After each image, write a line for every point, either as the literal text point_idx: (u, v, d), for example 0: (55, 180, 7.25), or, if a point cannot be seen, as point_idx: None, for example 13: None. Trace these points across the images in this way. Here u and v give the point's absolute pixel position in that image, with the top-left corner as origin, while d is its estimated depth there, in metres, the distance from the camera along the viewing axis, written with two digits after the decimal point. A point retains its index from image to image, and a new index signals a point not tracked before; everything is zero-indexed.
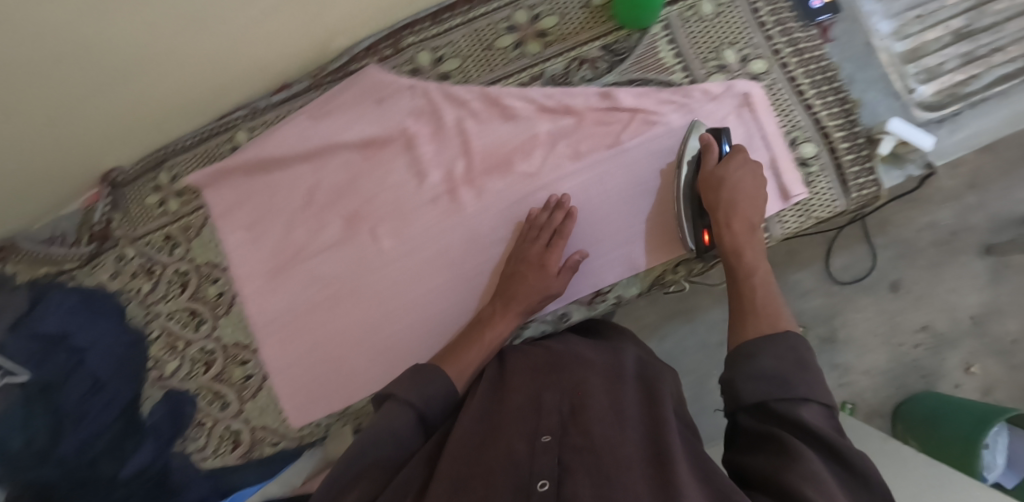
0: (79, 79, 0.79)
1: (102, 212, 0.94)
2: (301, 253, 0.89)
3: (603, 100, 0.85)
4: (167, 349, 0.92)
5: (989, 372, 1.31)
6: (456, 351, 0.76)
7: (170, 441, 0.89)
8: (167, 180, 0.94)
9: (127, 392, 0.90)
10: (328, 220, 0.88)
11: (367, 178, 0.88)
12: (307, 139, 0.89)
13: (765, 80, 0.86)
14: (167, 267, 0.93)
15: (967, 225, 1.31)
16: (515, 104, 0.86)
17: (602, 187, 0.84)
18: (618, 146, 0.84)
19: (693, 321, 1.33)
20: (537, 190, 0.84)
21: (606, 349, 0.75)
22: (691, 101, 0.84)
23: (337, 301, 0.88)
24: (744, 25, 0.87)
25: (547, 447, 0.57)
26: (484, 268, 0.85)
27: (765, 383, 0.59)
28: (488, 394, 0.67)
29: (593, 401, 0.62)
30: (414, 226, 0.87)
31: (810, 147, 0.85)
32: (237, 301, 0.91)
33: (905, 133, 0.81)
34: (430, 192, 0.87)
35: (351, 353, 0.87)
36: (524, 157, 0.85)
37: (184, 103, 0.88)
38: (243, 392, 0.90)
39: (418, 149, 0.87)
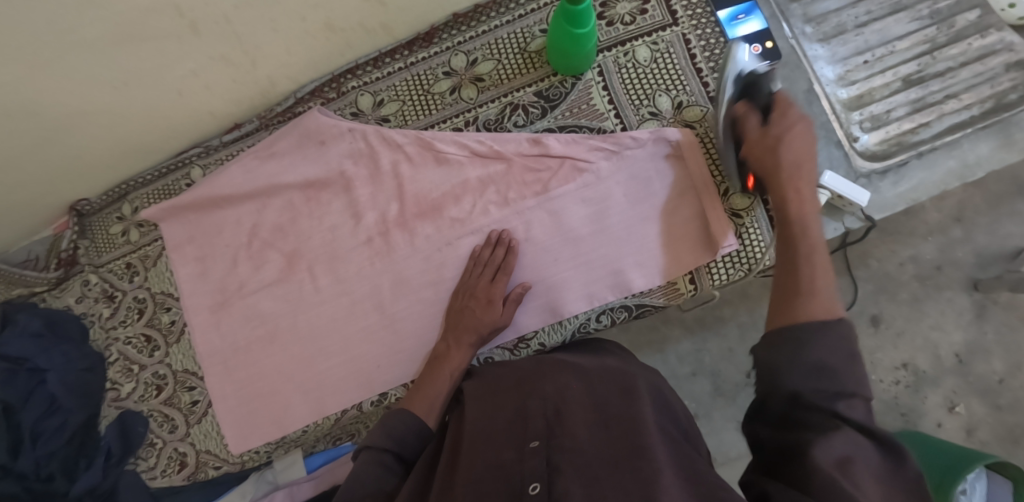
0: (25, 138, 0.84)
1: (69, 240, 1.01)
2: (242, 288, 0.94)
3: (534, 145, 0.85)
4: (123, 372, 0.98)
5: (974, 413, 1.18)
6: (421, 389, 0.75)
7: (121, 462, 0.95)
8: (129, 212, 1.00)
9: (83, 413, 0.95)
10: (268, 257, 0.93)
11: (305, 220, 0.92)
12: (251, 179, 0.92)
13: (698, 128, 0.85)
14: (126, 294, 0.99)
15: (952, 259, 1.20)
16: (448, 150, 0.87)
17: (529, 232, 0.85)
18: (546, 194, 0.84)
19: (663, 352, 1.29)
20: (466, 235, 0.86)
21: (592, 356, 0.74)
22: (623, 148, 0.83)
23: (276, 336, 0.92)
24: (680, 72, 0.86)
25: (536, 451, 0.55)
26: (412, 309, 0.87)
27: (811, 372, 0.54)
28: (475, 409, 0.66)
29: (576, 404, 0.61)
30: (348, 268, 0.90)
31: (742, 198, 0.83)
32: (187, 329, 0.96)
33: (837, 187, 0.80)
34: (365, 232, 0.90)
35: (288, 385, 0.91)
36: (455, 203, 0.87)
37: (141, 145, 0.94)
38: (190, 416, 0.95)
39: (355, 191, 0.90)
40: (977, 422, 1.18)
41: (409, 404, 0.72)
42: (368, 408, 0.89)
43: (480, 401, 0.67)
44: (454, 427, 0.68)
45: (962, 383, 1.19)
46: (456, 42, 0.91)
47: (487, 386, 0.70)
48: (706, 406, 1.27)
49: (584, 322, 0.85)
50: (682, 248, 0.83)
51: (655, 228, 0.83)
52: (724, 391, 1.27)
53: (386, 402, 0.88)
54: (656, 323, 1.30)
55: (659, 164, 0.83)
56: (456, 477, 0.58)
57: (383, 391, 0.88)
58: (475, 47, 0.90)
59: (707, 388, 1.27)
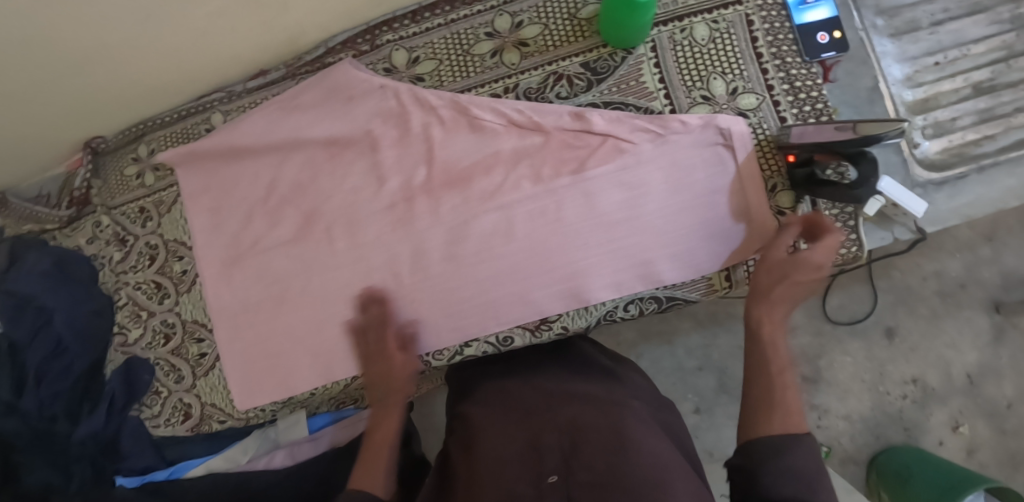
0: (44, 68, 0.81)
1: (82, 178, 0.98)
2: (255, 246, 0.90)
3: (576, 120, 0.80)
4: (132, 317, 0.96)
5: (977, 435, 1.18)
6: (367, 462, 0.67)
7: (125, 408, 0.94)
8: (144, 153, 0.96)
9: (89, 357, 0.95)
10: (285, 214, 0.89)
11: (325, 178, 0.88)
12: (271, 132, 0.88)
13: (752, 117, 0.80)
14: (138, 239, 0.96)
15: (977, 279, 1.20)
16: (484, 116, 0.82)
17: (559, 213, 0.81)
18: (581, 174, 0.80)
19: (672, 344, 1.42)
20: (492, 210, 0.82)
21: (601, 381, 0.73)
22: (668, 132, 0.78)
23: (283, 300, 0.89)
24: (739, 55, 0.80)
25: (555, 487, 0.56)
26: (432, 281, 0.84)
27: (787, 480, 0.58)
28: (485, 435, 0.65)
29: (591, 435, 0.61)
30: (367, 233, 0.86)
31: (787, 197, 0.79)
32: (198, 279, 0.93)
33: (896, 195, 0.74)
34: (387, 198, 0.86)
35: (293, 349, 0.89)
36: (484, 175, 0.83)
37: (161, 86, 0.91)
38: (197, 368, 0.93)
39: (380, 153, 0.86)
40: (978, 444, 1.18)
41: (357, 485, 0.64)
42: None
43: (488, 429, 0.66)
44: (461, 453, 0.67)
45: (970, 404, 1.19)
46: (502, 2, 0.85)
47: (494, 411, 0.69)
48: (708, 402, 1.42)
49: (611, 310, 0.81)
50: (718, 241, 0.79)
51: (689, 219, 0.79)
52: (728, 389, 1.43)
53: None
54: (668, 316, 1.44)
55: (704, 152, 0.79)
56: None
57: None
58: (522, 8, 0.85)
59: (711, 383, 1.43)
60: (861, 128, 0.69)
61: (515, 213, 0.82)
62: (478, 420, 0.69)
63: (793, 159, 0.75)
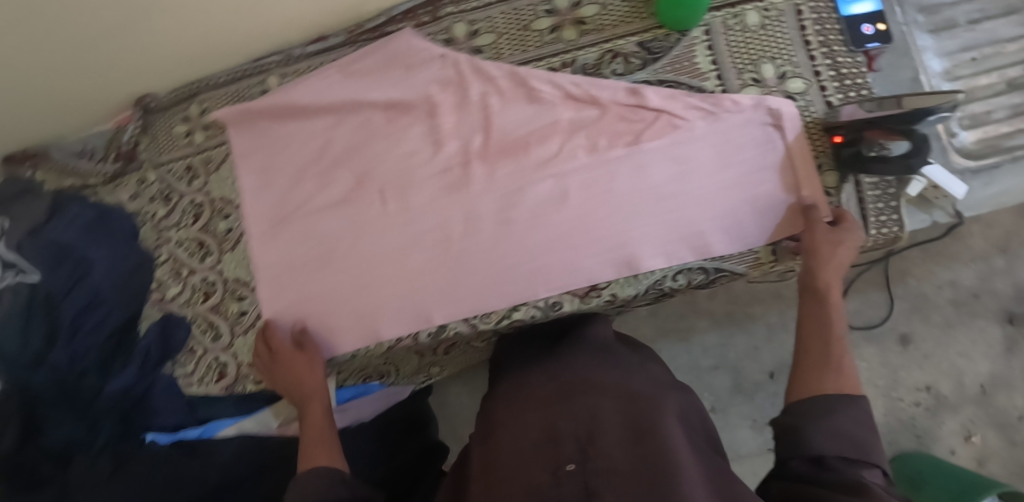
0: (110, 16, 0.82)
1: (131, 134, 0.99)
2: (304, 206, 0.91)
3: (631, 95, 0.83)
4: (171, 274, 0.96)
5: (988, 444, 1.22)
6: (314, 446, 0.71)
7: (159, 364, 0.94)
8: (195, 114, 0.97)
9: (124, 313, 0.95)
10: (337, 176, 0.90)
11: (380, 141, 0.89)
12: (330, 94, 0.90)
13: (800, 100, 0.83)
14: (183, 197, 0.97)
15: (991, 289, 1.25)
16: (542, 88, 0.86)
17: (611, 183, 0.83)
18: (636, 146, 0.83)
19: (689, 342, 1.45)
20: (546, 177, 0.84)
21: (618, 370, 0.73)
22: (720, 110, 0.82)
23: (328, 261, 0.89)
24: (788, 42, 0.84)
25: (572, 475, 0.56)
26: (482, 245, 0.85)
27: (834, 439, 0.61)
28: (502, 427, 0.66)
29: (608, 427, 0.61)
30: (420, 196, 0.88)
31: (834, 178, 0.82)
32: (244, 237, 0.93)
33: (937, 177, 0.79)
34: (443, 161, 0.88)
35: (336, 309, 0.88)
36: (540, 143, 0.85)
37: (220, 44, 0.93)
38: (236, 327, 0.93)
39: (439, 118, 0.88)
40: (989, 454, 1.22)
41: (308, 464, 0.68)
42: (424, 339, 0.86)
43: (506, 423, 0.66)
44: (481, 447, 0.67)
45: (982, 414, 1.23)
46: None
47: (511, 403, 0.70)
48: (724, 401, 1.43)
49: (659, 279, 0.83)
50: (768, 213, 0.81)
51: (738, 194, 0.82)
52: (744, 389, 1.43)
53: (444, 335, 0.86)
54: (685, 313, 1.45)
55: (755, 132, 0.82)
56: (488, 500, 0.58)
57: (443, 323, 0.85)
58: None
59: (727, 382, 1.43)
60: (905, 102, 0.73)
61: (568, 183, 0.84)
62: (498, 414, 0.69)
63: (840, 140, 0.79)
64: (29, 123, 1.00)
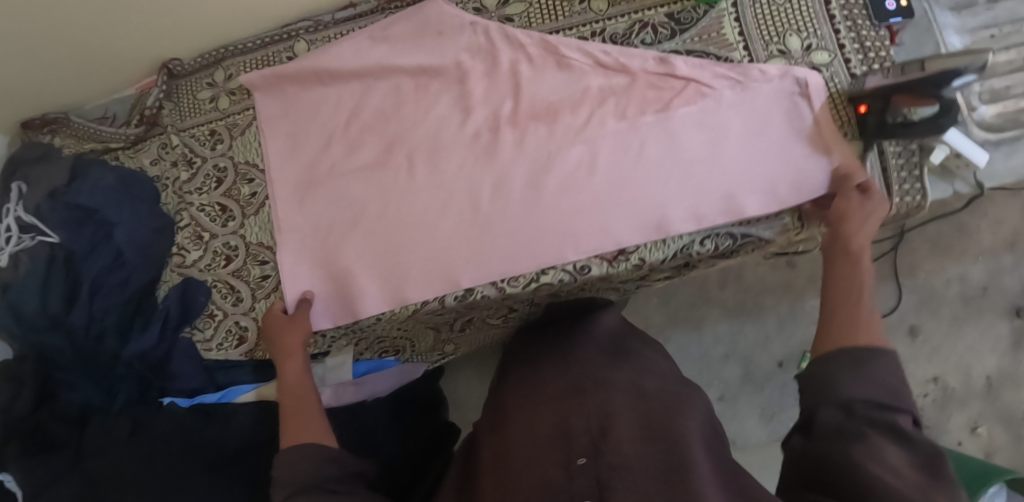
0: None
1: (155, 98, 0.99)
2: (332, 171, 0.91)
3: (659, 64, 0.85)
4: (193, 239, 0.96)
5: (994, 438, 1.23)
6: (302, 421, 0.72)
7: (177, 328, 0.92)
8: (222, 79, 0.97)
9: (147, 274, 0.93)
10: (366, 141, 0.91)
11: (409, 107, 0.90)
12: (356, 59, 0.90)
13: (825, 71, 0.84)
14: (206, 161, 0.96)
15: (999, 284, 1.26)
16: (572, 56, 0.87)
17: (641, 149, 0.84)
18: (666, 113, 0.84)
19: (700, 330, 1.44)
20: (578, 143, 0.85)
21: (626, 370, 0.80)
22: (748, 80, 0.83)
23: (354, 224, 0.89)
24: (813, 15, 0.86)
25: (583, 468, 0.62)
26: (510, 210, 0.85)
27: (866, 387, 0.60)
28: (520, 426, 0.73)
29: (619, 422, 0.67)
30: (449, 161, 0.88)
31: (857, 146, 0.83)
32: (268, 201, 0.93)
33: (960, 144, 0.79)
34: (472, 127, 0.88)
35: (360, 270, 0.87)
36: (571, 111, 0.86)
37: (249, 8, 0.93)
38: (257, 291, 0.92)
39: (469, 84, 0.89)
40: (996, 448, 1.23)
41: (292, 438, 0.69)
42: (450, 303, 0.86)
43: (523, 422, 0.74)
44: (498, 444, 0.74)
45: (988, 408, 1.24)
46: None
47: (528, 405, 0.77)
48: (734, 390, 1.42)
49: (688, 244, 0.83)
50: (801, 178, 0.82)
51: (768, 161, 0.82)
52: (753, 378, 1.42)
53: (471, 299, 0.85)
54: (697, 302, 1.45)
55: (783, 101, 0.83)
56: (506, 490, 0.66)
57: (470, 287, 0.85)
58: None
59: (737, 372, 1.42)
60: (928, 64, 0.77)
61: (598, 148, 0.85)
62: (516, 415, 0.76)
63: (865, 108, 0.80)
64: (50, 87, 1.00)
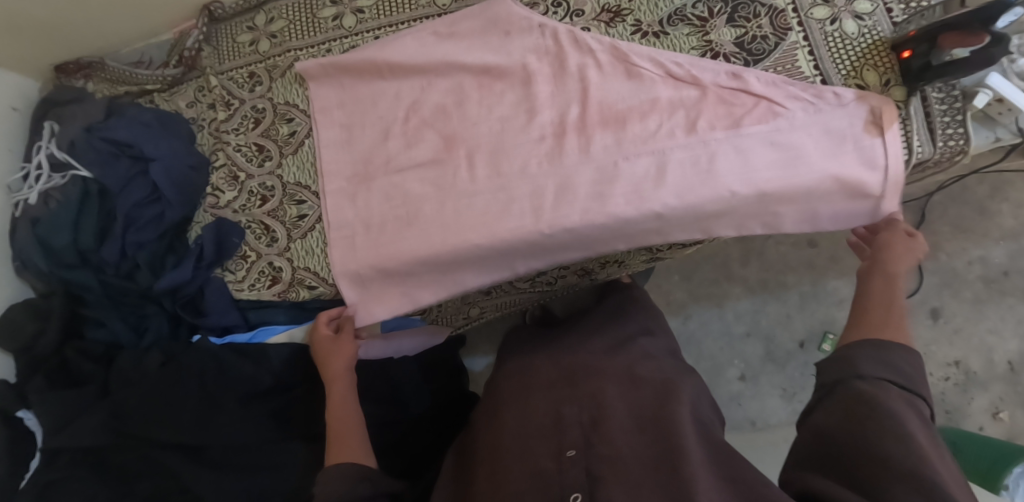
0: None
1: (195, 39, 0.98)
2: (389, 163, 0.89)
3: (732, 79, 0.84)
4: (228, 180, 0.94)
5: (1018, 423, 1.21)
6: (340, 440, 0.74)
7: (210, 266, 0.91)
8: (263, 22, 0.97)
9: (180, 210, 0.91)
10: (425, 136, 0.88)
11: (473, 105, 0.87)
12: (415, 42, 0.89)
13: (866, 21, 0.86)
14: (244, 103, 0.96)
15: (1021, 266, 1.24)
16: (642, 65, 0.85)
17: (711, 165, 0.82)
18: (736, 129, 0.82)
19: (721, 307, 1.44)
20: (646, 153, 0.83)
21: (614, 355, 0.80)
22: (821, 101, 0.83)
23: (409, 219, 0.86)
24: None
25: (574, 460, 0.63)
26: (574, 217, 0.82)
27: (884, 366, 0.60)
28: (511, 416, 0.74)
29: (612, 411, 0.67)
30: (513, 163, 0.85)
31: (901, 91, 0.84)
32: (309, 140, 0.92)
33: (1006, 89, 0.79)
34: (537, 131, 0.86)
35: (418, 270, 0.87)
36: (640, 119, 0.84)
37: None
38: (293, 230, 0.91)
39: (535, 87, 0.86)
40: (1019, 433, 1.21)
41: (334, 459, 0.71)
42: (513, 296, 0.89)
43: (513, 409, 0.75)
44: (487, 435, 0.74)
45: (1010, 392, 1.22)
46: None
47: (520, 395, 0.77)
48: (754, 369, 1.41)
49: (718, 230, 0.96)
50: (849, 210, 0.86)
51: (831, 188, 0.83)
52: (775, 357, 1.41)
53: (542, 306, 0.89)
54: (718, 280, 1.45)
55: (855, 127, 0.83)
56: (496, 483, 0.66)
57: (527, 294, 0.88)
58: None
59: (759, 350, 1.42)
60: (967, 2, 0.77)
61: (667, 159, 0.83)
62: (506, 401, 0.78)
63: (909, 54, 0.81)
64: (84, 28, 0.99)
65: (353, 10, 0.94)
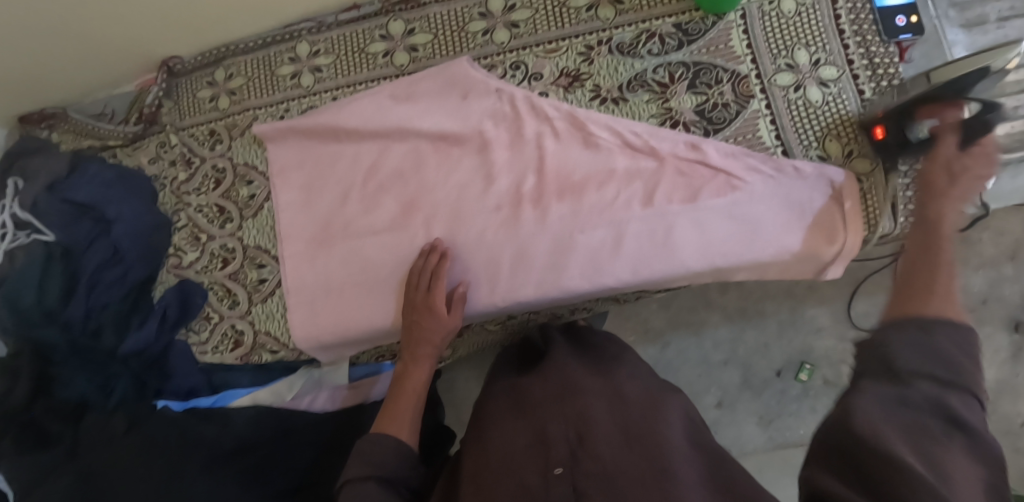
0: None
1: (154, 96, 0.98)
2: (346, 229, 0.88)
3: (691, 149, 0.82)
4: (189, 240, 0.95)
5: None
6: (395, 406, 0.72)
7: (174, 327, 0.92)
8: (221, 78, 0.96)
9: (144, 270, 0.92)
10: (382, 201, 0.87)
11: (431, 171, 0.86)
12: (372, 108, 0.88)
13: (832, 87, 0.84)
14: (205, 161, 0.96)
15: (1000, 295, 1.14)
16: (600, 134, 0.84)
17: (668, 238, 0.81)
18: (693, 202, 0.81)
19: (699, 336, 1.23)
20: (603, 226, 0.82)
21: (602, 371, 0.75)
22: (781, 175, 0.81)
23: (369, 288, 0.86)
24: (822, 30, 0.85)
25: (560, 478, 0.59)
26: (530, 289, 0.82)
27: (921, 355, 0.48)
28: (496, 432, 0.69)
29: (596, 425, 0.63)
30: (469, 231, 0.84)
31: (865, 163, 0.82)
32: (269, 203, 0.93)
33: None
34: (495, 199, 0.84)
35: (375, 335, 0.87)
36: (596, 189, 0.83)
37: (252, 7, 0.90)
38: (254, 294, 0.92)
39: (491, 154, 0.85)
40: None
41: (383, 428, 0.69)
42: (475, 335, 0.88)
43: (501, 424, 0.70)
44: (473, 451, 0.69)
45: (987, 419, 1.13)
46: None
47: (504, 410, 0.73)
48: (732, 396, 1.21)
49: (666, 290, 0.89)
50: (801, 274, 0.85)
51: (784, 259, 0.82)
52: (753, 385, 1.21)
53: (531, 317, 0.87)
54: (698, 306, 1.24)
55: (815, 198, 0.81)
56: None
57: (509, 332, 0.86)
58: None
59: (736, 377, 1.21)
60: (937, 77, 0.75)
61: (624, 232, 0.82)
62: (496, 415, 0.72)
63: (882, 131, 0.78)
64: (44, 79, 0.97)
65: (311, 68, 0.93)
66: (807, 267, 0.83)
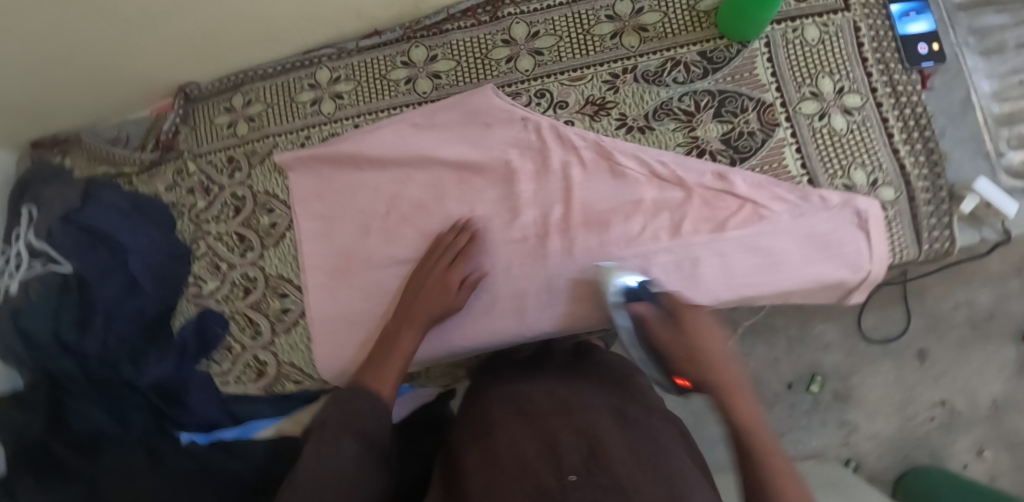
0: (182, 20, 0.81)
1: (171, 122, 0.96)
2: (367, 260, 0.87)
3: (717, 180, 0.82)
4: (209, 268, 0.94)
5: (998, 462, 1.06)
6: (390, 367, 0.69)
7: (194, 359, 0.92)
8: (240, 104, 0.96)
9: (161, 302, 0.92)
10: (403, 232, 0.86)
11: (451, 202, 0.86)
12: (392, 138, 0.87)
13: (856, 115, 0.84)
14: (223, 189, 0.95)
15: (1007, 311, 1.06)
16: (627, 163, 0.83)
17: (695, 269, 0.81)
18: (719, 234, 0.81)
19: None
20: (629, 256, 0.81)
21: (607, 391, 0.68)
22: (807, 204, 0.81)
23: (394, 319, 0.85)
24: (846, 58, 0.85)
25: (576, 485, 0.51)
26: (556, 320, 0.82)
27: None
28: (502, 439, 0.60)
29: (609, 442, 0.56)
30: (493, 262, 0.83)
31: (890, 191, 0.83)
32: (291, 232, 0.92)
33: (991, 195, 0.84)
34: (519, 231, 0.84)
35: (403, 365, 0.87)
36: (622, 220, 0.82)
37: (274, 36, 0.90)
38: (277, 324, 0.91)
39: (517, 186, 0.84)
40: (999, 472, 1.06)
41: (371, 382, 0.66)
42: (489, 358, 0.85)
43: (505, 430, 0.61)
44: (473, 461, 0.60)
45: (993, 432, 1.06)
46: None
47: (501, 417, 0.64)
48: None
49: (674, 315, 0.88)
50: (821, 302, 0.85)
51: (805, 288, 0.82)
52: None
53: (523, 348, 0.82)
54: None
55: (841, 230, 0.81)
56: None
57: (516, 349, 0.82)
58: None
59: None
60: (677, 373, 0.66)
61: (649, 263, 0.81)
62: (493, 423, 0.63)
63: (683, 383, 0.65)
64: (61, 107, 0.96)
65: (332, 95, 0.92)
66: (831, 293, 0.83)
